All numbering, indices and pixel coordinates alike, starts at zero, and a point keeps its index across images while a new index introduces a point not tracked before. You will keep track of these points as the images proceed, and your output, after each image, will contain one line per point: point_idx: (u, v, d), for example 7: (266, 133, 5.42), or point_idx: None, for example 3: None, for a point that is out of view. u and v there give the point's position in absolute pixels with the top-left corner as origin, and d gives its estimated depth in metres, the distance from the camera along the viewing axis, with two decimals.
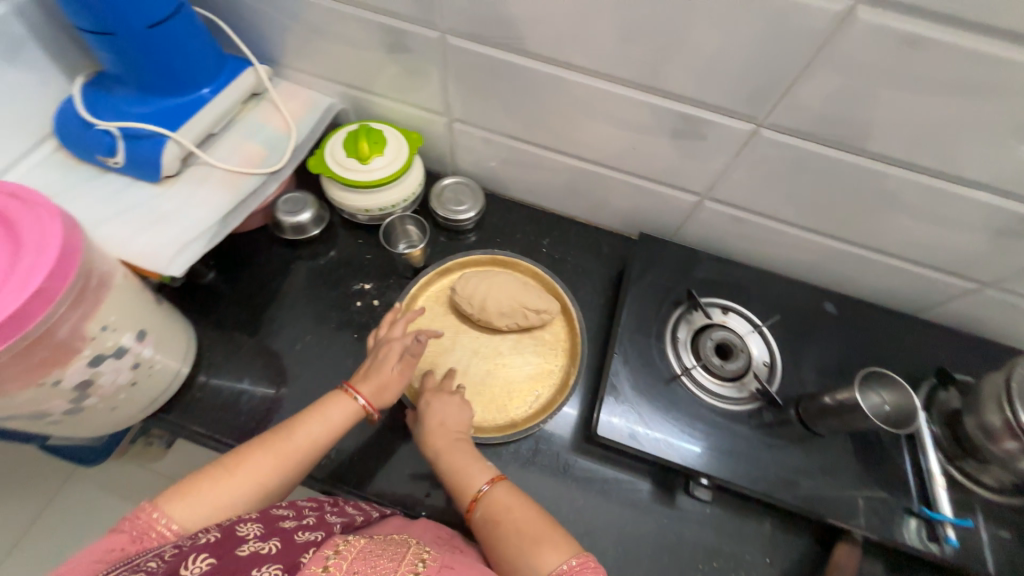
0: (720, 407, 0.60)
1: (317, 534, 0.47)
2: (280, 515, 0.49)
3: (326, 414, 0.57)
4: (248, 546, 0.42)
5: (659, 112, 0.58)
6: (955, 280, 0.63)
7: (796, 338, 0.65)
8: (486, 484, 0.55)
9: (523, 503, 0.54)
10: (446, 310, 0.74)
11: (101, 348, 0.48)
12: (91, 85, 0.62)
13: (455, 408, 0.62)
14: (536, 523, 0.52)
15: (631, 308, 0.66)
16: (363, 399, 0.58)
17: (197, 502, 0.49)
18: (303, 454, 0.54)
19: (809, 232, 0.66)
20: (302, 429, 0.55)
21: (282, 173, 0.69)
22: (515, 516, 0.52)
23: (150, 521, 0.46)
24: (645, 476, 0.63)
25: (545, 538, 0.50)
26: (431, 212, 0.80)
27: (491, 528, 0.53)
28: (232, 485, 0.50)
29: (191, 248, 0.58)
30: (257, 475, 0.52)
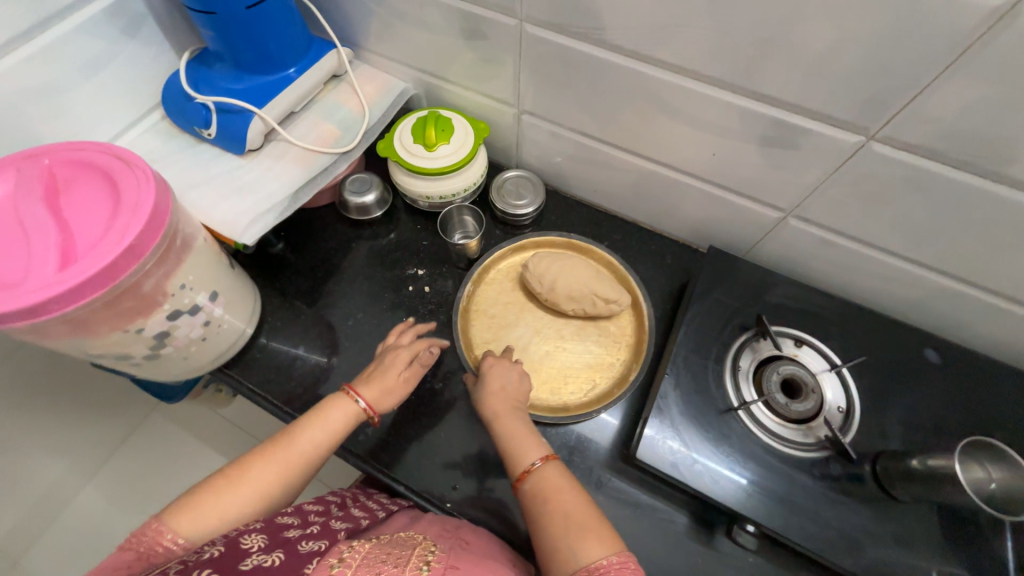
0: (779, 449, 0.54)
1: (319, 544, 0.47)
2: (285, 523, 0.50)
3: (326, 418, 0.57)
4: (251, 559, 0.42)
5: (748, 116, 0.52)
6: None
7: (882, 384, 0.57)
8: (539, 460, 0.54)
9: (573, 487, 0.53)
10: (514, 286, 0.73)
11: (179, 304, 0.52)
12: (195, 60, 0.67)
13: (514, 380, 0.61)
14: (583, 510, 0.50)
15: (691, 327, 0.61)
16: (364, 402, 0.59)
17: (201, 513, 0.49)
18: (304, 461, 0.55)
19: (914, 265, 0.57)
20: (301, 436, 0.55)
21: (352, 154, 0.71)
22: (562, 499, 0.51)
23: (156, 538, 0.47)
24: (683, 508, 0.59)
25: (589, 529, 0.49)
26: (490, 204, 0.79)
27: (537, 506, 0.51)
28: (236, 495, 0.51)
29: (265, 218, 0.62)
30: (263, 485, 0.52)
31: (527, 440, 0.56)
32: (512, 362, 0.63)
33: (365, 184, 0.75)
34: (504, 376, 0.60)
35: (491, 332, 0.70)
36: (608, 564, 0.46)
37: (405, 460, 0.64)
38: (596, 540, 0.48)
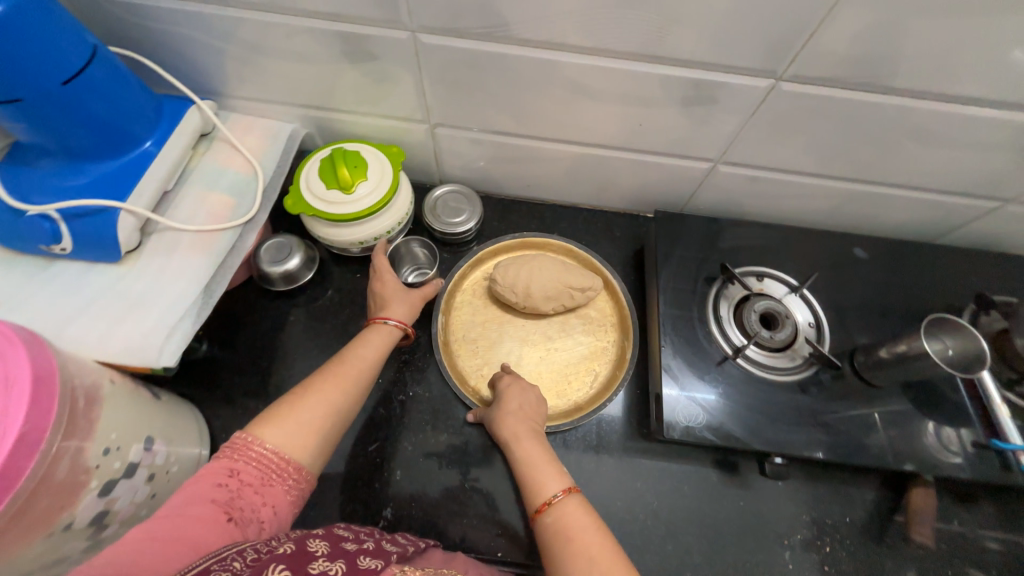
0: (780, 379, 0.58)
1: (379, 562, 0.38)
2: (341, 536, 0.41)
3: (368, 337, 0.54)
4: (319, 563, 0.34)
5: (667, 82, 0.52)
6: (982, 204, 0.61)
7: (835, 291, 0.63)
8: (560, 493, 0.47)
9: (601, 527, 0.45)
10: (486, 302, 0.70)
11: (110, 473, 0.42)
12: (8, 162, 0.52)
13: (532, 401, 0.58)
14: (610, 559, 0.42)
15: (668, 294, 0.62)
16: (394, 319, 0.57)
17: (282, 424, 0.45)
18: (362, 372, 0.51)
19: (830, 180, 0.63)
20: (350, 352, 0.52)
21: (258, 220, 0.61)
22: (586, 537, 0.43)
23: (244, 445, 0.43)
24: (712, 461, 0.61)
25: (618, 567, 0.41)
26: (428, 228, 0.74)
27: (559, 544, 0.44)
28: (307, 408, 0.46)
29: (181, 328, 0.51)
30: (330, 402, 0.48)
31: (549, 468, 0.49)
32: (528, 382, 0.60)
33: (285, 246, 0.66)
34: (516, 401, 0.57)
35: (479, 357, 0.66)
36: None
37: (437, 527, 0.58)
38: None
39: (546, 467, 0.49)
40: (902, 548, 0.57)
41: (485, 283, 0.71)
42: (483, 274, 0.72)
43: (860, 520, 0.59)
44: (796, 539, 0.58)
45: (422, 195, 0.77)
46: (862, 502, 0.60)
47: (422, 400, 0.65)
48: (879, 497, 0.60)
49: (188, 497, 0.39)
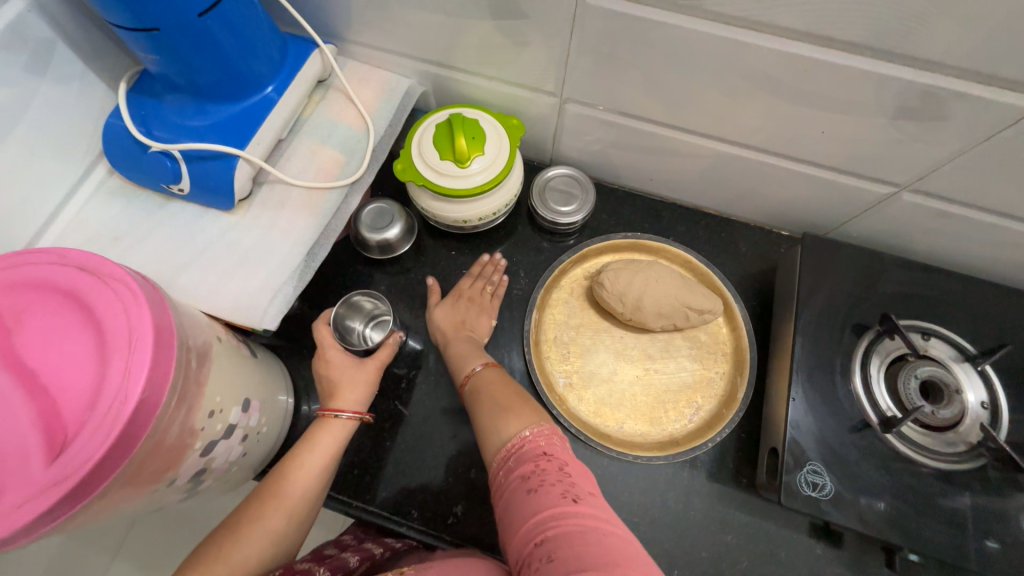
0: (932, 464, 0.48)
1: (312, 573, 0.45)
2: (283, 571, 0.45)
3: (314, 443, 0.50)
4: None
5: (888, 86, 0.41)
6: None
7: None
8: (479, 365, 0.53)
9: (510, 384, 0.50)
10: (584, 305, 0.64)
11: (212, 434, 0.41)
12: (136, 92, 0.50)
13: (473, 313, 0.61)
14: (509, 399, 0.47)
15: (807, 336, 0.53)
16: (348, 411, 0.53)
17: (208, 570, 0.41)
18: (306, 491, 0.48)
19: None
20: (293, 465, 0.49)
21: (364, 182, 0.57)
22: (487, 404, 0.47)
23: None
24: (819, 532, 0.54)
25: (512, 414, 0.45)
26: (532, 212, 0.68)
27: (473, 409, 0.49)
28: (242, 542, 0.43)
29: (284, 291, 0.49)
30: (266, 528, 0.45)
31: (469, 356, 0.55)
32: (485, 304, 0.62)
33: (380, 221, 0.62)
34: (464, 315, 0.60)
35: (570, 364, 0.61)
36: (533, 437, 0.41)
37: None
38: (524, 416, 0.44)
39: (474, 357, 0.55)
40: None
41: (586, 284, 0.64)
42: (584, 272, 0.65)
43: None
44: None
45: (528, 174, 0.71)
46: None
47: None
48: None
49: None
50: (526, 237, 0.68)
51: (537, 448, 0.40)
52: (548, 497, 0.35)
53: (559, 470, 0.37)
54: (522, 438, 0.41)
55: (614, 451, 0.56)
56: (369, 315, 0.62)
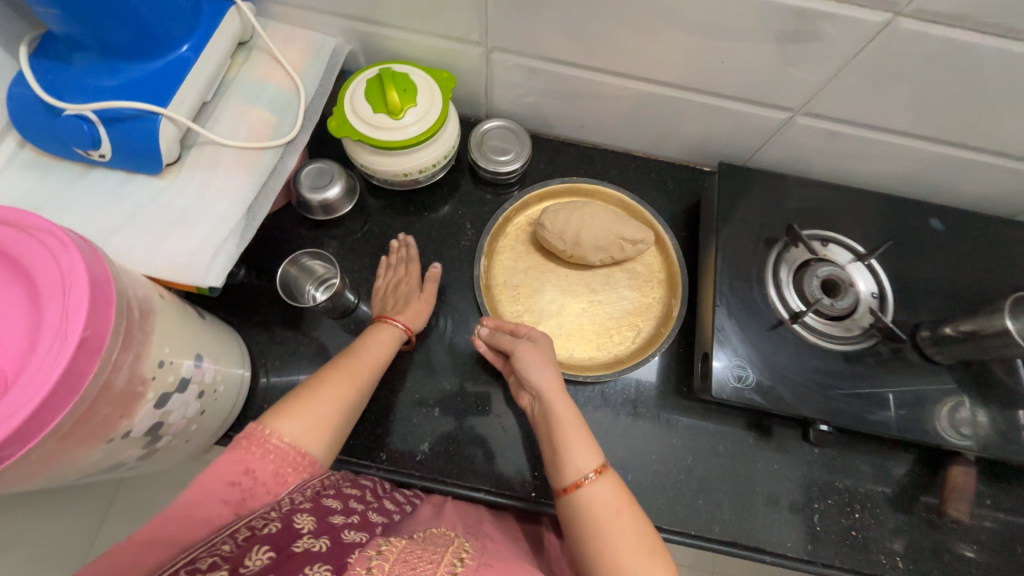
0: (834, 348, 0.56)
1: (364, 534, 0.42)
2: (330, 507, 0.44)
3: (374, 336, 0.57)
4: (302, 542, 0.37)
5: (767, 10, 0.46)
6: None
7: (905, 260, 0.60)
8: (592, 475, 0.48)
9: (627, 510, 0.48)
10: (529, 249, 0.67)
11: (165, 385, 0.41)
12: (39, 55, 0.48)
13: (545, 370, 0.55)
14: (636, 539, 0.45)
15: (727, 252, 0.59)
16: (401, 323, 0.58)
17: (296, 413, 0.49)
18: (373, 372, 0.55)
19: (919, 141, 0.57)
20: (364, 352, 0.55)
21: (299, 142, 0.57)
22: (620, 528, 0.46)
23: (263, 437, 0.47)
24: (749, 423, 0.61)
25: (652, 555, 0.45)
26: (473, 165, 0.70)
27: (589, 527, 0.47)
28: (321, 399, 0.50)
29: (226, 249, 0.49)
30: (340, 393, 0.51)
31: (583, 450, 0.49)
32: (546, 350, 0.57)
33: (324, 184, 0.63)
34: (538, 358, 0.55)
35: (520, 304, 0.64)
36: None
37: (474, 466, 0.58)
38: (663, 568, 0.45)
39: (587, 454, 0.49)
40: (936, 520, 0.58)
41: (530, 229, 0.68)
42: (527, 218, 0.69)
43: (891, 491, 0.59)
44: (825, 504, 0.58)
45: (465, 131, 0.73)
46: (896, 473, 0.59)
47: (462, 344, 0.64)
48: (914, 471, 0.60)
49: (202, 484, 0.43)
50: (469, 191, 0.71)
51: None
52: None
53: None
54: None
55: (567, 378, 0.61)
56: (320, 278, 0.64)
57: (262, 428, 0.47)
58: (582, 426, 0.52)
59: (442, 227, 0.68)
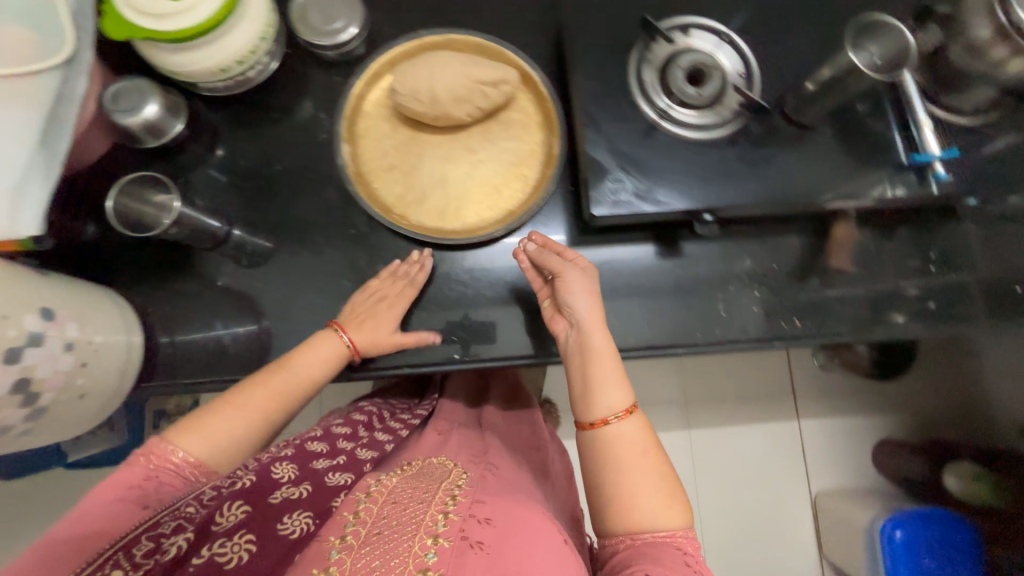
0: (705, 137, 0.56)
1: (348, 474, 0.55)
2: (313, 452, 0.57)
3: (314, 347, 0.59)
4: (280, 493, 0.50)
5: None
6: None
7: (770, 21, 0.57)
8: (623, 414, 0.53)
9: (647, 450, 0.53)
10: (394, 125, 0.62)
11: (7, 343, 0.40)
12: None
13: (588, 302, 0.56)
14: (653, 468, 0.52)
15: (584, 67, 0.56)
16: (350, 339, 0.59)
17: (204, 433, 0.53)
18: (294, 385, 0.57)
19: None
20: (294, 363, 0.58)
21: (81, 61, 0.50)
22: (639, 459, 0.52)
23: (164, 451, 0.50)
24: (649, 239, 0.63)
25: (668, 490, 0.52)
26: (312, 45, 0.63)
27: (612, 460, 0.53)
28: (230, 422, 0.54)
29: (30, 195, 0.46)
30: (252, 412, 0.55)
31: (617, 388, 0.54)
32: (590, 279, 0.58)
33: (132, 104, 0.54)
34: (585, 285, 0.57)
35: (400, 185, 0.62)
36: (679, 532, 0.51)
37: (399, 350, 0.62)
38: (676, 511, 0.51)
39: (622, 399, 0.53)
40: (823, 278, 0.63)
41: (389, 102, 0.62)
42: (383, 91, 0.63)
43: (784, 265, 0.64)
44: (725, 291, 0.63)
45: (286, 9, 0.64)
46: (788, 245, 0.64)
47: (356, 243, 0.64)
48: (803, 239, 0.64)
49: (114, 479, 0.48)
50: (319, 80, 0.65)
51: (681, 540, 0.50)
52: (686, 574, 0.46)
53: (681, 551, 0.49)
54: (676, 529, 0.50)
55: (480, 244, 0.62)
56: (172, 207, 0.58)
57: (163, 444, 0.51)
58: (619, 366, 0.55)
59: (300, 129, 0.64)
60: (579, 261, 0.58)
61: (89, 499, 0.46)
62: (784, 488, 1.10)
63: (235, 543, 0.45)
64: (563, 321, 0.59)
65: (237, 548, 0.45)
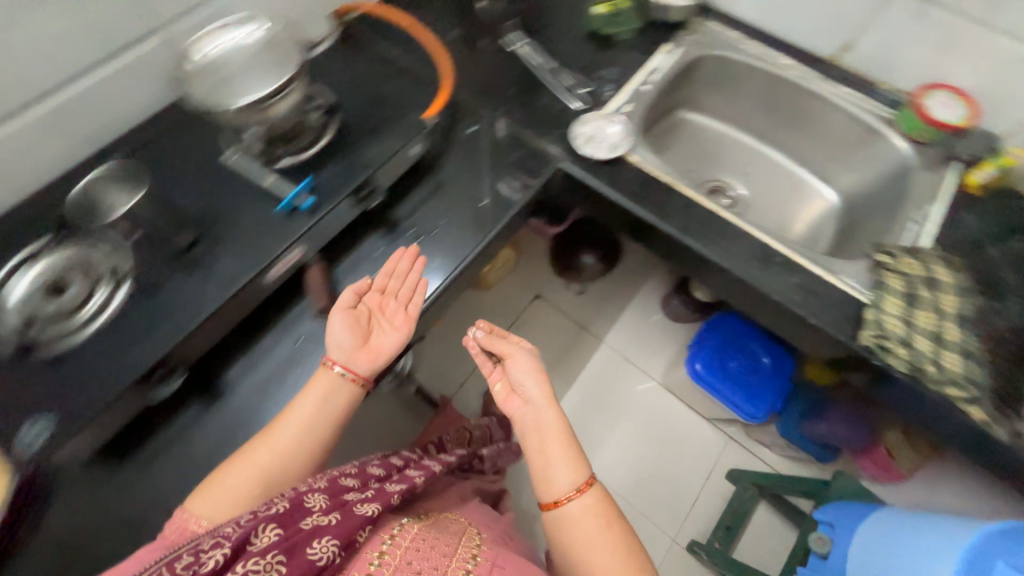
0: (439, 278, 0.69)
1: (376, 505, 0.54)
2: (345, 486, 0.56)
3: (557, 472, 0.64)
4: (312, 518, 0.50)
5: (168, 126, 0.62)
6: (495, 99, 0.85)
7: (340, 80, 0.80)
8: (573, 492, 0.63)
9: (633, 541, 0.62)
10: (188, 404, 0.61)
11: None
12: None
13: (584, 500, 0.63)
14: (608, 561, 0.60)
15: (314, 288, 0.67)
16: (580, 488, 0.63)
17: (252, 475, 0.54)
18: (301, 433, 0.57)
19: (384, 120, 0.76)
20: (299, 402, 0.58)
21: None
22: (597, 534, 0.61)
23: (181, 521, 0.51)
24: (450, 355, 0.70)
25: (635, 569, 0.60)
26: (37, 348, 0.56)
27: (563, 532, 0.63)
28: (256, 455, 0.55)
29: None
30: (258, 465, 0.54)
31: (568, 471, 0.64)
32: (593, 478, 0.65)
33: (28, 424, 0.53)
34: (528, 366, 0.69)
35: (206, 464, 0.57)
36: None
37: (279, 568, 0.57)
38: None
39: (580, 475, 0.64)
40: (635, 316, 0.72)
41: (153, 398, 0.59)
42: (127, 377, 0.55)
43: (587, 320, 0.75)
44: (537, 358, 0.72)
45: None
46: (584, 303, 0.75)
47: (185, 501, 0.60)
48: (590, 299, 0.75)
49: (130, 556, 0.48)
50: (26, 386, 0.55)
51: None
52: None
53: None
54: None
55: (217, 424, 0.61)
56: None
57: (186, 515, 0.51)
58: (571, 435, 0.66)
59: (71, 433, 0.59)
60: (529, 346, 0.71)
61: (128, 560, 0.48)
62: (659, 405, 1.41)
63: (266, 563, 0.46)
64: (517, 400, 0.70)
65: (269, 568, 0.46)
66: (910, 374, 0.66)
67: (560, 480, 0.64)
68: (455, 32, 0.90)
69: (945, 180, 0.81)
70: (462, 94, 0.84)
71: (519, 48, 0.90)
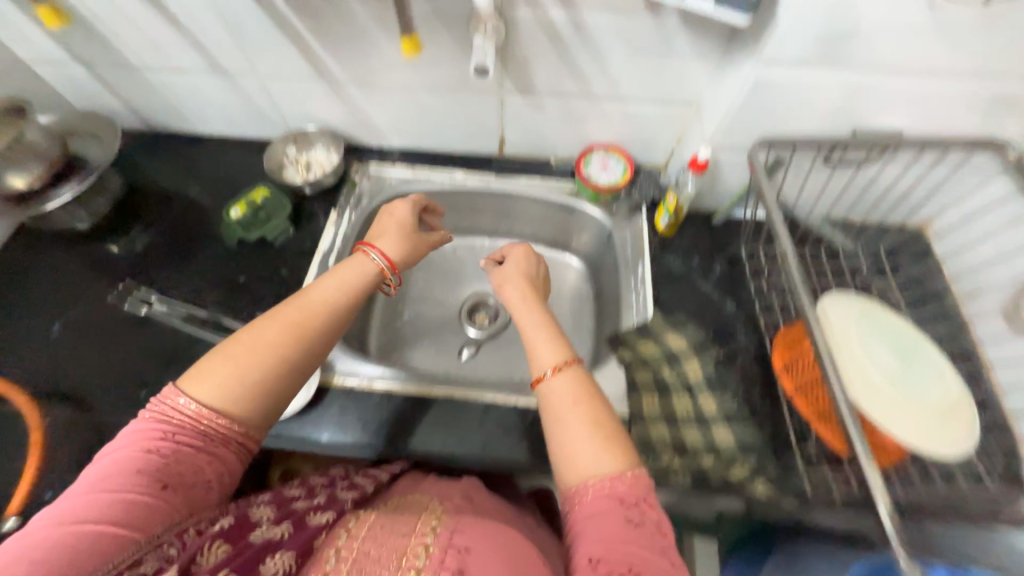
0: None
1: (330, 515, 0.46)
2: (292, 496, 0.49)
3: (536, 354, 0.56)
4: (261, 531, 0.42)
5: None
6: (133, 395, 0.65)
7: None
8: (549, 371, 0.53)
9: (616, 419, 0.50)
10: None
11: None
12: None
13: (558, 385, 0.52)
14: (598, 425, 0.48)
15: None
16: (552, 371, 0.53)
17: (221, 373, 0.47)
18: (324, 311, 0.53)
19: None
20: (317, 287, 0.55)
21: None
22: (575, 416, 0.49)
23: (172, 401, 0.46)
24: None
25: (607, 445, 0.47)
26: None
27: (553, 419, 0.50)
28: (262, 331, 0.49)
29: None
30: (271, 346, 0.49)
31: (547, 352, 0.55)
32: (573, 359, 0.54)
33: None
34: (513, 271, 0.67)
35: None
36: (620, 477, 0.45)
37: None
38: (611, 456, 0.46)
39: (556, 351, 0.55)
40: None
41: None
42: None
43: None
44: None
45: None
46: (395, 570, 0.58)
47: None
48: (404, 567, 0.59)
49: (134, 425, 0.46)
50: None
51: (614, 488, 0.44)
52: (643, 547, 0.41)
53: (653, 522, 0.43)
54: (615, 472, 0.45)
55: None
56: None
57: (172, 392, 0.47)
58: (551, 317, 0.61)
59: None
60: (522, 242, 0.73)
61: (125, 436, 0.45)
62: None
63: (209, 553, 0.39)
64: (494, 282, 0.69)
65: (214, 554, 0.39)
66: (697, 483, 0.59)
67: (537, 359, 0.55)
68: (63, 329, 0.71)
69: (640, 233, 0.82)
70: (90, 415, 0.63)
71: (152, 308, 0.72)
